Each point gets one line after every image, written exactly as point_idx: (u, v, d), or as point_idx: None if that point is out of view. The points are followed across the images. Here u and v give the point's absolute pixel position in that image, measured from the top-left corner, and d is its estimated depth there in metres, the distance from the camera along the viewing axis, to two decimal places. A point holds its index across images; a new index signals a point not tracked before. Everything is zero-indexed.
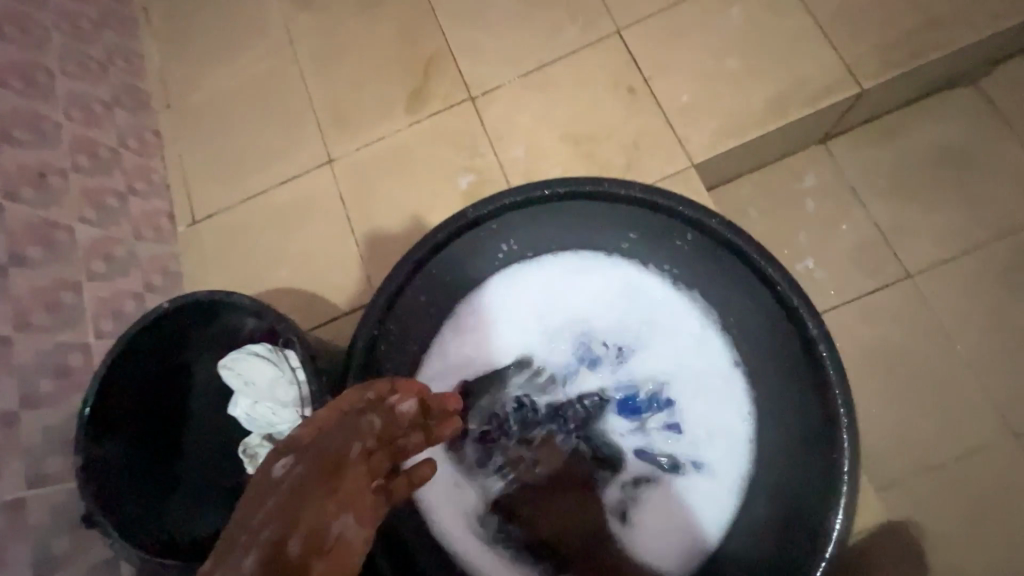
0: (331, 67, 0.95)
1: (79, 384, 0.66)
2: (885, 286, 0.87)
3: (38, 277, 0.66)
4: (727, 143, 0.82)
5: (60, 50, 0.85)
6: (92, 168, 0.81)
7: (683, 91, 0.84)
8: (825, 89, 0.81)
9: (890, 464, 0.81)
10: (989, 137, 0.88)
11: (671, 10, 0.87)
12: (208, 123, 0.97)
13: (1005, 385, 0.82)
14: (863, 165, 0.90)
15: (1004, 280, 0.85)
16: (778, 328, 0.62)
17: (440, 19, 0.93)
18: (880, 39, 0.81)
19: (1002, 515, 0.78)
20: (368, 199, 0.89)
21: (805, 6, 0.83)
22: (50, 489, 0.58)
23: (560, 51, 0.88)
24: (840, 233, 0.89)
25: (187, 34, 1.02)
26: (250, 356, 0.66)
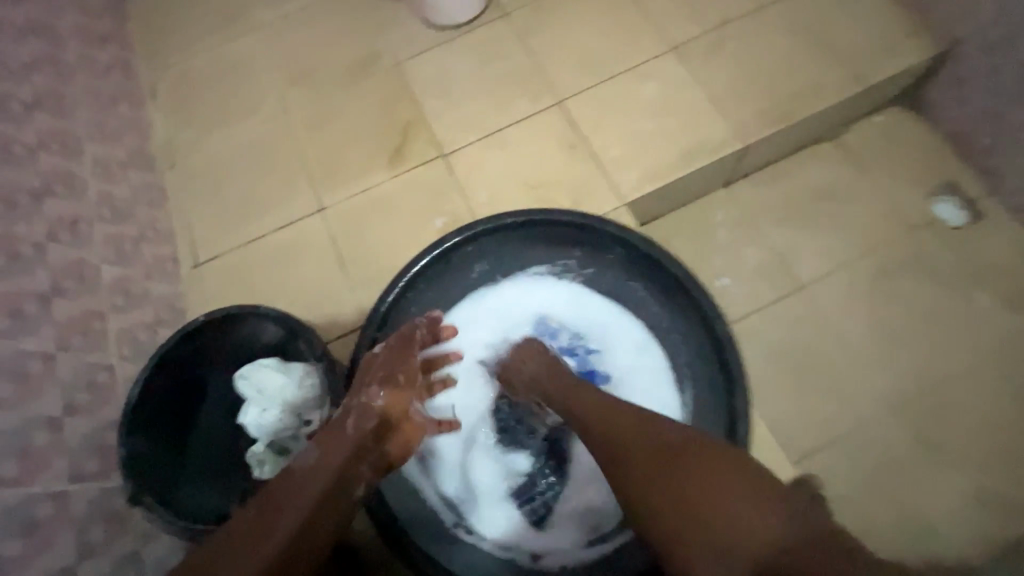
0: (320, 132, 1.12)
1: (107, 398, 0.75)
2: (784, 296, 1.07)
3: (73, 307, 0.77)
4: (649, 186, 1.03)
5: (85, 120, 0.99)
6: (112, 218, 0.93)
7: (613, 147, 1.05)
8: (720, 144, 1.04)
9: (799, 440, 0.99)
10: (850, 178, 1.13)
11: (599, 86, 1.10)
12: (210, 179, 1.11)
13: (882, 371, 1.02)
14: (759, 202, 1.13)
15: (873, 287, 1.07)
16: (692, 320, 0.79)
17: (414, 93, 1.13)
18: (757, 106, 1.06)
19: (887, 474, 0.97)
20: (356, 239, 1.04)
21: (700, 82, 1.08)
22: (88, 484, 0.67)
23: (514, 117, 1.09)
24: (746, 256, 1.10)
25: (191, 106, 1.17)
26: (263, 367, 0.77)
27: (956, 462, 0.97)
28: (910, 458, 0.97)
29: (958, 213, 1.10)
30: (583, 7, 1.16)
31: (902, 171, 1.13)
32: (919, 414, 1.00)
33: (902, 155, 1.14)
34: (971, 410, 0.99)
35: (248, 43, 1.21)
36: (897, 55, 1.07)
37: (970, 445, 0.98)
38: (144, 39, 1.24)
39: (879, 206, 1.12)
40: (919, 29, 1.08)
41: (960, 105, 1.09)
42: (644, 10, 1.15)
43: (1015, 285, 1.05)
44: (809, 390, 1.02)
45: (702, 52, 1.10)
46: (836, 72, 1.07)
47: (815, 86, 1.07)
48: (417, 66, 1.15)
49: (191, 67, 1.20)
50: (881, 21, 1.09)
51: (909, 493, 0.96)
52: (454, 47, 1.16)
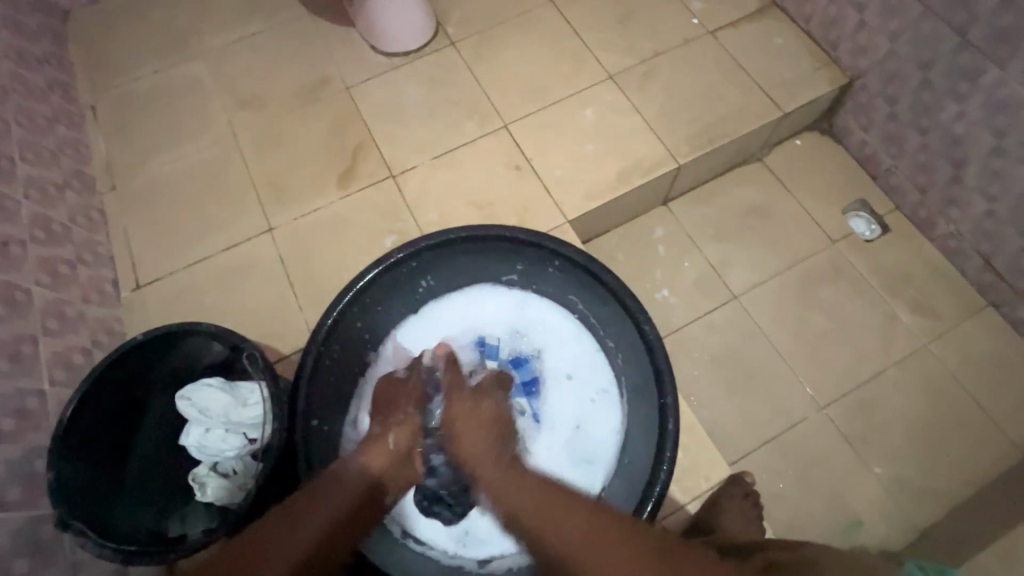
0: (270, 154, 1.13)
1: (36, 424, 0.72)
2: (719, 306, 1.15)
3: (0, 331, 0.74)
4: (590, 204, 1.08)
5: (19, 141, 0.96)
6: (46, 241, 0.91)
7: (556, 167, 1.11)
8: (654, 165, 1.12)
9: (736, 441, 1.06)
10: (774, 196, 1.23)
11: (543, 111, 1.16)
12: (154, 201, 1.10)
13: (809, 373, 1.10)
14: (694, 218, 1.21)
15: (798, 296, 1.16)
16: (629, 332, 0.81)
17: (364, 116, 1.16)
18: (688, 130, 1.14)
19: (815, 469, 1.04)
20: (306, 258, 1.05)
21: (636, 108, 1.16)
22: (10, 514, 0.64)
23: (462, 140, 1.14)
24: (684, 269, 1.17)
25: (134, 127, 1.16)
26: (205, 388, 0.77)
27: (878, 455, 1.05)
28: (836, 453, 1.05)
29: (869, 227, 1.20)
30: (526, 37, 1.23)
31: (820, 189, 1.24)
32: (843, 412, 1.08)
33: (819, 175, 1.25)
34: (889, 407, 1.08)
35: (195, 66, 1.22)
36: (809, 85, 1.18)
37: (889, 440, 1.06)
38: (86, 60, 1.22)
39: (801, 221, 1.21)
40: (826, 63, 1.20)
41: (866, 130, 1.21)
42: (583, 42, 1.23)
43: (921, 291, 1.16)
44: (744, 393, 1.09)
45: (637, 80, 1.19)
46: (757, 100, 1.17)
47: (739, 112, 1.16)
48: (367, 90, 1.18)
49: (136, 88, 1.20)
50: (793, 55, 1.20)
51: (835, 487, 1.03)
52: (404, 73, 1.20)
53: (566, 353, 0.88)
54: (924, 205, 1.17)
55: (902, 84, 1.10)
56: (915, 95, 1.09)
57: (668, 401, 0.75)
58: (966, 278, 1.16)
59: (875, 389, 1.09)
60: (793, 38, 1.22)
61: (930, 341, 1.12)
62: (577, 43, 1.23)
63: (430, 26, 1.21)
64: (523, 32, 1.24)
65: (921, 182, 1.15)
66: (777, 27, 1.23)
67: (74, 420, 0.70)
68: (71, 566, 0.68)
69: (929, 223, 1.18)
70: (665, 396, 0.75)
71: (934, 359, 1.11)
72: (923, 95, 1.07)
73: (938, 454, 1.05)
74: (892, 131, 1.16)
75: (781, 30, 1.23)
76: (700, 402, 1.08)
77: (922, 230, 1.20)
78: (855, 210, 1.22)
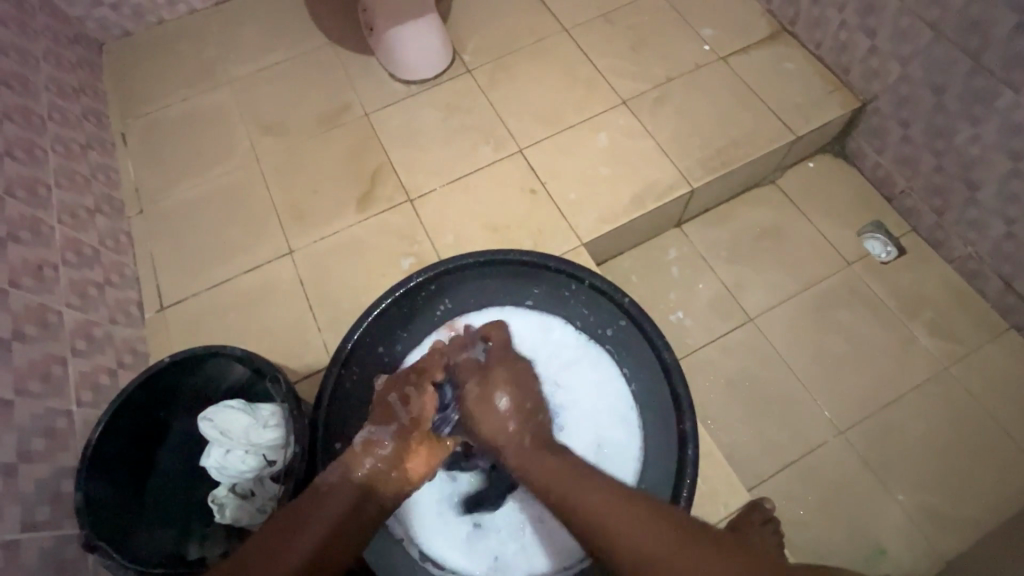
0: (292, 178, 1.17)
1: (63, 444, 0.74)
2: (735, 327, 1.14)
3: (33, 352, 0.76)
4: (604, 227, 1.10)
5: (54, 167, 1.00)
6: (77, 263, 0.94)
7: (570, 191, 1.13)
8: (667, 189, 1.13)
9: (754, 465, 1.04)
10: (789, 218, 1.24)
11: (557, 135, 1.18)
12: (179, 224, 1.13)
13: (828, 396, 1.09)
14: (708, 240, 1.22)
15: (815, 318, 1.15)
16: (648, 357, 0.81)
17: (382, 142, 1.19)
18: (701, 153, 1.16)
19: (836, 496, 1.02)
20: (324, 281, 1.07)
21: (649, 132, 1.18)
22: (37, 533, 0.65)
23: (478, 164, 1.16)
24: (699, 290, 1.17)
25: (161, 153, 1.20)
26: (226, 409, 0.77)
27: (900, 482, 1.03)
28: (858, 479, 1.03)
29: (885, 248, 1.20)
30: (540, 64, 1.26)
31: (834, 211, 1.24)
32: (863, 437, 1.06)
33: (833, 197, 1.25)
34: (911, 432, 1.06)
35: (221, 94, 1.26)
36: (821, 108, 1.19)
37: (912, 467, 1.04)
38: (118, 90, 1.27)
39: (815, 243, 1.21)
40: (838, 87, 1.21)
41: (880, 152, 1.21)
42: (596, 68, 1.25)
43: (940, 314, 1.14)
44: (762, 416, 1.07)
45: (650, 105, 1.21)
46: (769, 123, 1.18)
47: (752, 135, 1.17)
48: (385, 117, 1.22)
49: (165, 116, 1.24)
50: (805, 80, 1.22)
51: (858, 514, 1.01)
52: (422, 99, 1.23)
53: (581, 377, 0.86)
54: (940, 227, 1.17)
55: (916, 107, 1.10)
56: (929, 118, 1.09)
57: (687, 428, 0.75)
58: (986, 299, 1.15)
59: (895, 414, 1.08)
60: (804, 64, 1.24)
61: (951, 364, 1.11)
62: (590, 69, 1.25)
63: (447, 54, 1.25)
64: (537, 60, 1.27)
65: (937, 204, 1.15)
66: (788, 52, 1.25)
67: (103, 441, 0.71)
68: None
69: (946, 245, 1.17)
70: (684, 421, 0.76)
71: (955, 382, 1.09)
72: (937, 118, 1.07)
73: (964, 481, 1.03)
74: (907, 153, 1.16)
75: (792, 56, 1.25)
76: (716, 425, 1.07)
77: (939, 251, 1.19)
78: (870, 232, 1.22)
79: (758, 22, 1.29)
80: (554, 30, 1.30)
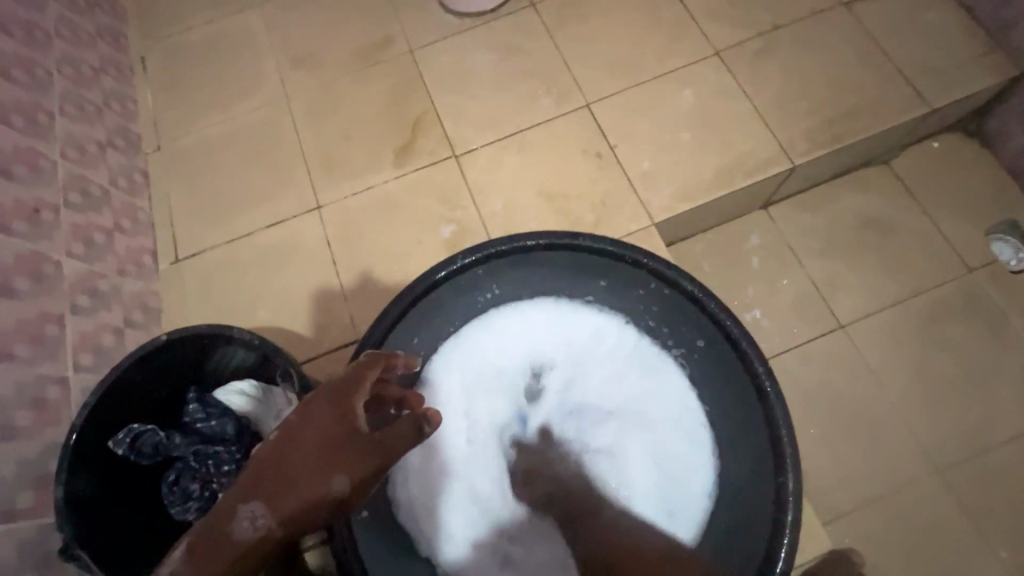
0: (324, 120, 1.02)
1: (56, 417, 0.65)
2: (821, 334, 0.98)
3: (24, 309, 0.67)
4: (681, 205, 0.92)
5: (60, 92, 0.88)
6: (82, 205, 0.84)
7: (644, 159, 0.95)
8: (763, 163, 0.94)
9: (830, 497, 0.90)
10: (901, 208, 1.03)
11: (633, 89, 0.99)
12: (197, 167, 1.01)
13: (927, 425, 0.93)
14: (799, 228, 1.03)
15: (921, 332, 0.97)
16: (742, 385, 0.64)
17: (427, 85, 1.03)
18: (809, 123, 0.95)
19: (926, 544, 0.87)
20: (354, 243, 0.94)
21: (746, 93, 0.98)
22: (19, 523, 0.57)
23: (537, 118, 0.99)
24: (782, 287, 1.00)
25: (183, 82, 1.07)
26: (236, 395, 0.66)
27: (1005, 534, 0.87)
28: (953, 525, 0.88)
29: (1019, 255, 0.99)
30: (618, 2, 1.05)
31: (960, 203, 1.03)
32: (964, 476, 0.90)
33: (962, 186, 1.04)
34: (1022, 481, 0.89)
35: (249, 16, 1.11)
36: (969, 74, 0.96)
37: (1022, 519, 0.88)
38: (137, 7, 1.13)
39: (931, 241, 1.01)
40: (993, 49, 0.97)
41: None
42: (686, 10, 1.04)
43: None
44: (844, 440, 0.93)
45: (749, 59, 1.00)
46: (899, 91, 0.96)
47: (876, 104, 0.96)
48: (432, 55, 1.04)
49: (187, 40, 1.10)
50: (951, 37, 0.98)
51: (947, 566, 0.86)
52: (476, 36, 1.05)
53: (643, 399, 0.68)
54: None
55: None
56: None
57: (788, 484, 0.58)
58: None
59: (1008, 455, 0.91)
60: (952, 17, 0.99)
61: None
62: (680, 9, 1.04)
63: None
64: None
65: None
66: (932, 0, 1.01)
67: (79, 475, 0.57)
68: None
69: None
70: (784, 476, 0.59)
71: None
72: None
73: None
74: None
75: (937, 5, 1.00)
76: None
77: None
78: (1003, 233, 1.00)
79: None
80: None
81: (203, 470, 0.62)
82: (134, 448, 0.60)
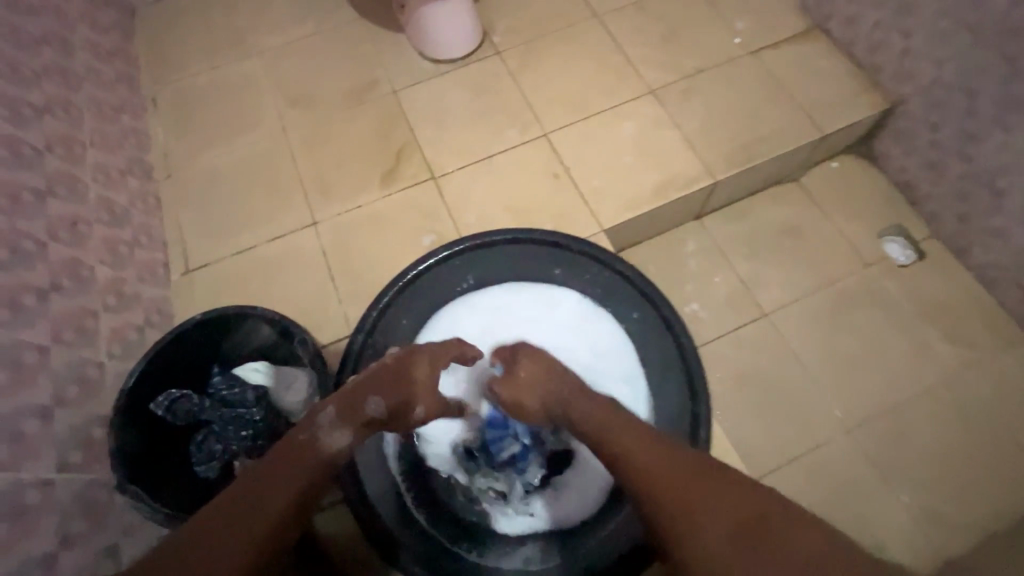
0: (319, 149, 1.18)
1: (96, 393, 0.77)
2: (748, 321, 1.15)
3: (68, 303, 0.79)
4: (626, 214, 1.10)
5: (90, 127, 1.02)
6: (109, 222, 0.96)
7: (594, 177, 1.13)
8: (691, 180, 1.13)
9: (761, 458, 1.05)
10: (809, 216, 1.23)
11: (583, 121, 1.19)
12: (205, 190, 1.15)
13: (837, 394, 1.10)
14: (727, 234, 1.22)
15: (830, 317, 1.15)
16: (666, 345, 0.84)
17: (408, 119, 1.20)
18: (727, 147, 1.16)
19: (840, 493, 1.03)
20: (347, 252, 1.09)
21: (675, 123, 1.18)
22: (72, 475, 0.68)
23: (503, 145, 1.17)
24: (715, 283, 1.18)
25: (192, 119, 1.22)
26: (252, 371, 0.81)
27: (906, 482, 1.04)
28: (864, 477, 1.04)
29: (905, 252, 1.19)
30: (568, 51, 1.26)
31: (856, 212, 1.24)
32: (870, 435, 1.07)
33: (857, 197, 1.25)
34: (918, 438, 1.07)
35: (251, 63, 1.27)
36: (851, 107, 1.19)
37: (920, 469, 1.05)
38: (150, 56, 1.29)
39: (834, 242, 1.21)
40: (869, 87, 1.20)
41: (906, 156, 1.20)
42: (625, 57, 1.25)
43: (956, 320, 1.14)
44: (771, 409, 1.09)
45: (678, 96, 1.21)
46: (797, 121, 1.18)
47: (780, 132, 1.17)
48: (413, 95, 1.22)
49: (196, 83, 1.26)
50: (836, 78, 1.21)
51: (861, 512, 1.02)
52: (450, 79, 1.24)
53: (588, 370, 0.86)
54: (962, 234, 1.16)
55: (948, 112, 1.10)
56: (960, 123, 1.08)
57: (701, 412, 0.79)
58: (1004, 308, 1.15)
59: (904, 416, 1.08)
60: (837, 62, 1.23)
61: (964, 370, 1.11)
62: (620, 56, 1.25)
63: (477, 34, 1.25)
64: (569, 45, 1.27)
65: (960, 211, 1.14)
66: (821, 49, 1.24)
67: (128, 429, 0.72)
68: (120, 530, 0.72)
69: (966, 252, 1.17)
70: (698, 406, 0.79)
71: (966, 389, 1.10)
72: (968, 123, 1.07)
73: (968, 485, 1.04)
74: (934, 157, 1.15)
75: (825, 53, 1.24)
76: (725, 415, 1.09)
77: (959, 257, 1.19)
78: (891, 235, 1.21)
79: (791, 18, 1.28)
80: (585, 16, 1.30)
81: (224, 433, 0.78)
82: (169, 410, 0.76)
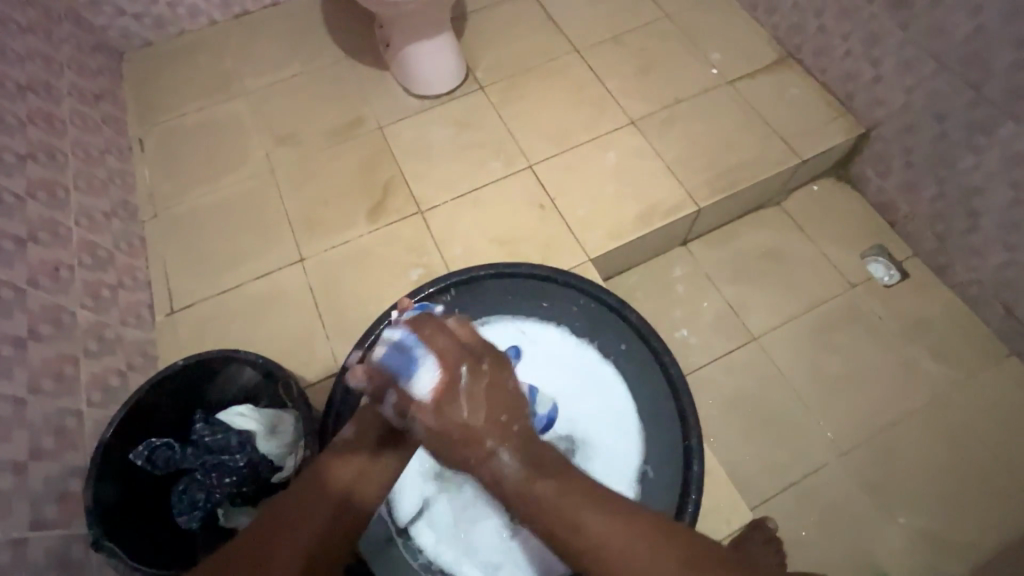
0: (306, 186, 1.19)
1: (73, 443, 0.75)
2: (738, 346, 1.15)
3: (47, 351, 0.78)
4: (612, 243, 1.11)
5: (74, 170, 1.02)
6: (92, 265, 0.95)
7: (579, 207, 1.14)
8: (675, 207, 1.15)
9: (758, 485, 1.04)
10: (792, 239, 1.25)
11: (566, 153, 1.21)
12: (191, 230, 1.14)
13: (829, 416, 1.09)
14: (712, 260, 1.23)
15: (818, 339, 1.16)
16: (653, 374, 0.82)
17: (394, 155, 1.21)
18: (708, 174, 1.18)
19: (838, 518, 1.02)
20: (334, 288, 1.08)
21: (657, 152, 1.20)
22: (46, 532, 0.66)
23: (488, 178, 1.18)
24: (703, 308, 1.19)
25: (178, 160, 1.22)
26: (238, 416, 0.80)
27: (903, 505, 1.03)
28: (861, 500, 1.03)
29: (889, 272, 1.21)
30: (550, 85, 1.29)
31: (839, 234, 1.25)
32: (865, 458, 1.06)
33: (838, 219, 1.27)
34: (912, 459, 1.06)
35: (237, 103, 1.29)
36: (826, 133, 1.22)
37: (916, 490, 1.04)
38: (136, 98, 1.30)
39: (818, 264, 1.23)
40: (842, 113, 1.23)
41: (883, 178, 1.23)
42: (606, 89, 1.28)
43: (942, 337, 1.15)
44: (765, 434, 1.08)
45: (658, 126, 1.23)
46: (776, 147, 1.21)
47: (759, 158, 1.19)
48: (398, 131, 1.24)
49: (183, 124, 1.27)
50: (811, 105, 1.25)
51: (860, 537, 1.01)
52: (435, 114, 1.26)
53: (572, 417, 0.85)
54: (942, 253, 1.18)
55: (919, 136, 1.13)
56: (931, 146, 1.11)
57: (693, 445, 0.76)
58: (988, 324, 1.16)
59: (897, 436, 1.08)
60: (811, 90, 1.26)
61: (953, 388, 1.11)
62: (600, 89, 1.28)
63: (461, 70, 1.28)
64: (549, 79, 1.30)
65: (939, 230, 1.16)
66: (794, 78, 1.28)
67: (106, 482, 0.70)
68: None
69: (947, 271, 1.19)
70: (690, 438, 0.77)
71: (956, 407, 1.10)
72: (939, 146, 1.10)
73: (965, 505, 1.03)
74: (910, 179, 1.18)
75: (798, 81, 1.28)
76: (719, 442, 1.08)
77: (941, 276, 1.20)
78: (874, 255, 1.23)
79: (764, 49, 1.32)
80: (565, 51, 1.33)
81: (206, 481, 0.76)
82: (149, 460, 0.75)
